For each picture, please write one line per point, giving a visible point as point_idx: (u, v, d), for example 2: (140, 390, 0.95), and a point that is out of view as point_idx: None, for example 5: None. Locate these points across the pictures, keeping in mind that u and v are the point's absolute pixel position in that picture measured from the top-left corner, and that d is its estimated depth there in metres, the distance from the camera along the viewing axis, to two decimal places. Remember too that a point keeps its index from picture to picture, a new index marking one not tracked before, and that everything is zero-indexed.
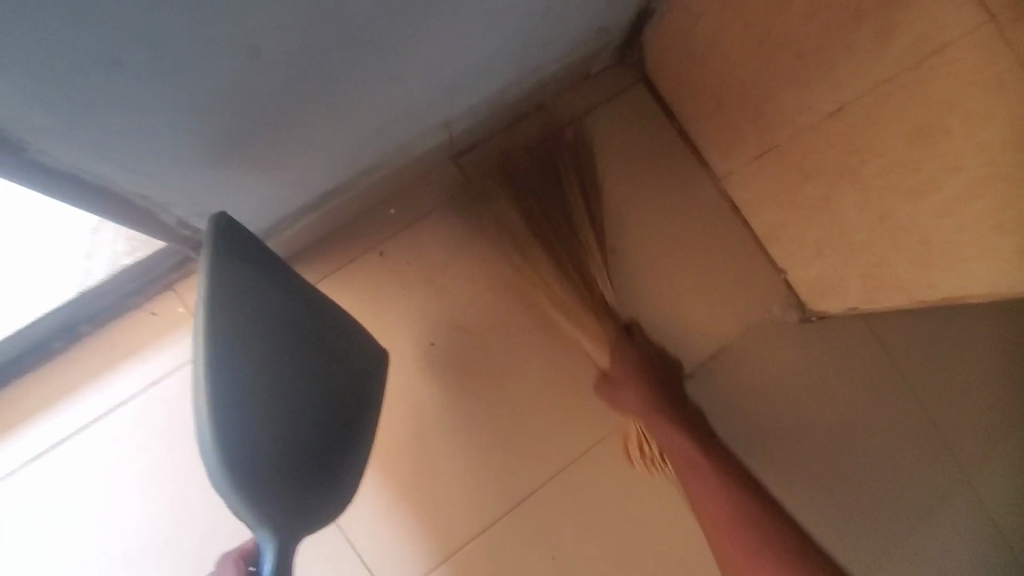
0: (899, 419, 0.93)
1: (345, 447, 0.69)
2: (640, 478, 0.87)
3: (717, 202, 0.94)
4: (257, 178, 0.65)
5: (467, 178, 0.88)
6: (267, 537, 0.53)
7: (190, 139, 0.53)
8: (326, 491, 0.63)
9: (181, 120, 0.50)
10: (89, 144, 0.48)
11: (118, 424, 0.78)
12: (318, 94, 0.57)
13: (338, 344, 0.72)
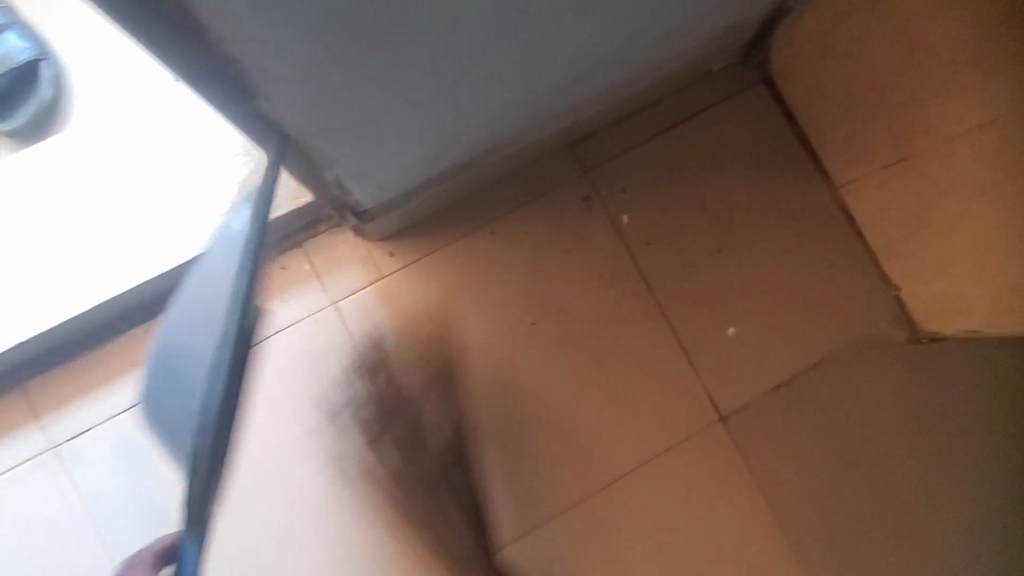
0: (943, 449, 0.88)
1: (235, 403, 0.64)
2: (725, 478, 0.87)
3: (833, 210, 0.92)
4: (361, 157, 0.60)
5: (581, 167, 0.89)
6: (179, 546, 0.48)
7: (378, 106, 0.55)
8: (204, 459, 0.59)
9: (346, 108, 0.53)
10: (299, 101, 0.49)
11: (243, 366, 0.85)
12: (491, 68, 0.59)
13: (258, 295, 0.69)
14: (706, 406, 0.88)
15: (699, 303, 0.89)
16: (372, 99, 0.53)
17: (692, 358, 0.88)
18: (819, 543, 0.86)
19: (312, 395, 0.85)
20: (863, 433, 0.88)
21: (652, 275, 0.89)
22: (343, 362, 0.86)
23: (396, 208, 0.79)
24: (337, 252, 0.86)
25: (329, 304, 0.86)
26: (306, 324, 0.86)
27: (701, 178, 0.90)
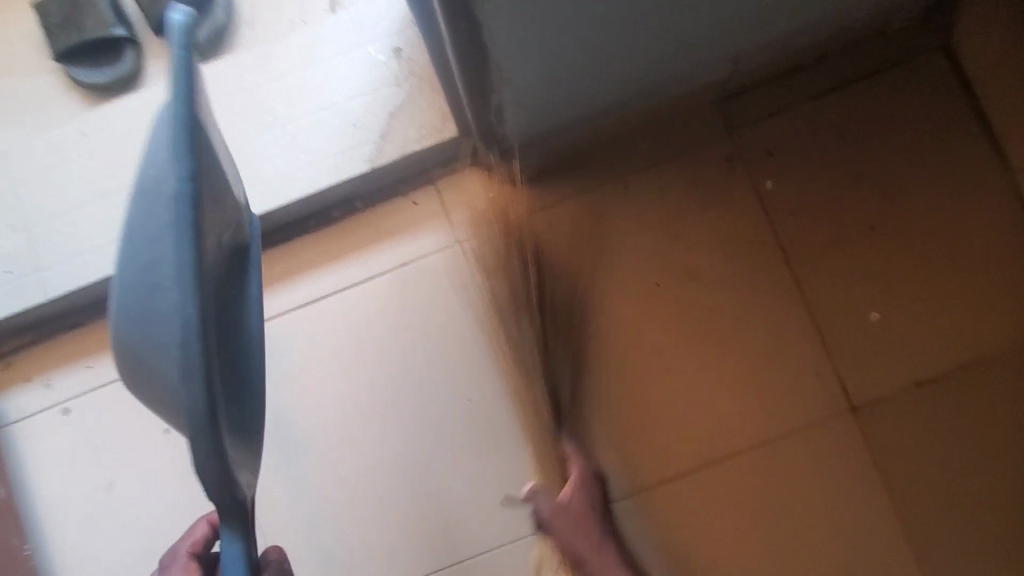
0: (994, 466, 0.80)
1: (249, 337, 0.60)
2: (851, 472, 0.81)
3: (1009, 196, 0.82)
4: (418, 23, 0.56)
5: (727, 125, 0.84)
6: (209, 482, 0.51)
7: (567, 25, 0.54)
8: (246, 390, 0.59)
9: (545, 13, 0.51)
10: (501, 3, 0.48)
11: (369, 294, 0.87)
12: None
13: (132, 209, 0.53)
14: (837, 393, 0.82)
15: (841, 283, 0.83)
16: (565, 16, 0.52)
17: (827, 340, 0.82)
18: (951, 558, 0.79)
19: (429, 330, 0.86)
20: (1016, 447, 0.80)
21: (791, 247, 0.83)
22: (465, 302, 0.86)
23: (538, 148, 0.77)
24: (468, 193, 0.87)
25: (454, 242, 0.86)
26: (432, 260, 0.86)
27: (859, 148, 0.83)
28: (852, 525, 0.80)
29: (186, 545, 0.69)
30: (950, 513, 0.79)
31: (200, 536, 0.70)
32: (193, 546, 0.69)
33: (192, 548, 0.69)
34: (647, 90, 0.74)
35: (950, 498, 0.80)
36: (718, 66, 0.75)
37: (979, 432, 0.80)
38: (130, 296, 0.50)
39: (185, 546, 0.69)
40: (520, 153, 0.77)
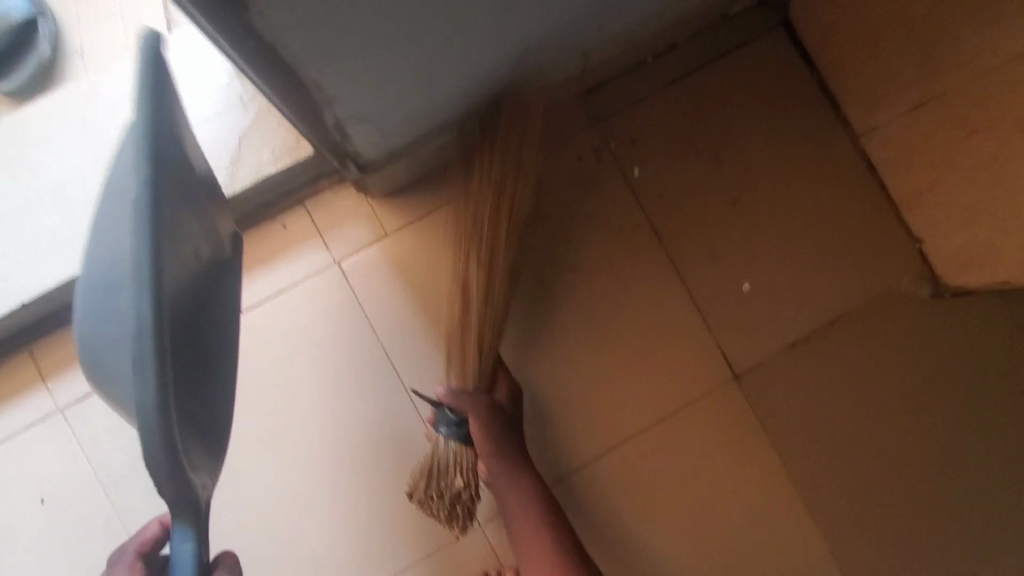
0: (866, 413, 0.86)
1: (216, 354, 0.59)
2: (741, 437, 0.85)
3: (853, 159, 0.88)
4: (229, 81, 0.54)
5: (590, 118, 0.86)
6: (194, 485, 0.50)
7: (382, 34, 0.52)
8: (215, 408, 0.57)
9: (344, 28, 0.49)
10: (290, 23, 0.46)
11: (249, 328, 0.83)
12: (494, 4, 0.56)
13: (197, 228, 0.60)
14: (719, 363, 0.85)
15: (713, 259, 0.86)
16: (376, 25, 0.50)
17: (705, 313, 0.86)
18: (835, 503, 0.84)
19: (316, 356, 0.83)
20: (883, 392, 0.86)
21: (663, 230, 0.86)
22: (350, 322, 0.84)
23: (400, 159, 0.76)
24: (339, 210, 0.84)
25: (331, 263, 0.84)
26: (311, 283, 0.84)
27: (715, 129, 0.87)
28: (749, 487, 0.84)
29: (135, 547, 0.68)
30: (832, 462, 0.85)
31: (147, 536, 0.68)
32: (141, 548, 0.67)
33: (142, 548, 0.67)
34: (500, 89, 0.74)
35: (832, 447, 0.85)
36: (566, 61, 0.76)
37: (850, 383, 0.86)
38: (106, 296, 0.50)
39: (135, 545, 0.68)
40: (381, 166, 0.75)
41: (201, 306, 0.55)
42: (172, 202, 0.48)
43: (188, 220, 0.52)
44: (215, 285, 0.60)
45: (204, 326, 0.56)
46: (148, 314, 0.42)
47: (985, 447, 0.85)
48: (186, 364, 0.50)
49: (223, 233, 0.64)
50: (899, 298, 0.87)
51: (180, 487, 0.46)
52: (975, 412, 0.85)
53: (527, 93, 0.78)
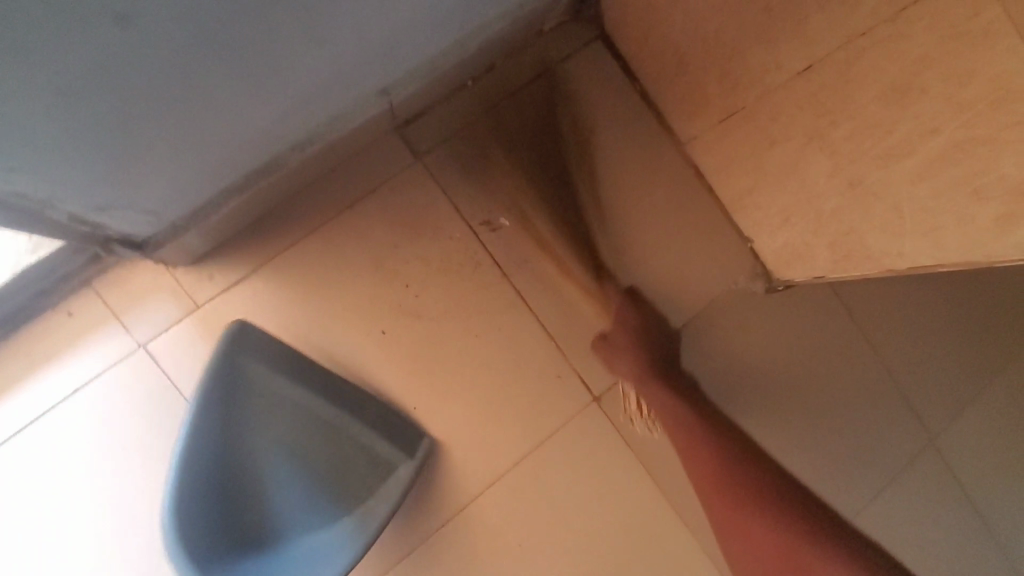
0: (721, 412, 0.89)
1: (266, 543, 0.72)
2: (609, 458, 0.85)
3: (682, 168, 0.88)
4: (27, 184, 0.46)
5: (412, 152, 0.82)
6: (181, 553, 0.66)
7: (73, 126, 0.42)
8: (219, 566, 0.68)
9: (32, 134, 0.41)
10: None
11: (41, 436, 0.71)
12: (245, 71, 0.49)
13: (361, 445, 0.76)
14: (578, 388, 0.85)
15: (560, 283, 0.85)
16: (80, 122, 0.42)
17: (559, 340, 0.84)
18: (704, 507, 0.86)
19: (128, 459, 0.73)
20: (734, 389, 0.89)
21: (505, 262, 0.83)
22: (167, 412, 0.73)
23: (186, 229, 0.67)
24: (137, 286, 0.74)
25: (132, 348, 0.73)
26: (110, 376, 0.73)
27: (544, 150, 0.85)
28: (622, 510, 0.84)
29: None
30: None
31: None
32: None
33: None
34: (291, 139, 0.66)
35: None
36: (369, 100, 0.70)
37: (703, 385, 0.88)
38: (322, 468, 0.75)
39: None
40: (165, 239, 0.66)
41: (281, 502, 0.74)
42: (245, 384, 0.74)
43: (245, 431, 0.73)
44: (300, 487, 0.75)
45: (338, 507, 0.75)
46: (212, 497, 0.71)
47: (827, 425, 0.91)
48: (315, 520, 0.74)
49: (381, 451, 0.76)
50: (739, 296, 0.90)
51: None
52: (816, 394, 0.91)
53: (331, 138, 0.71)
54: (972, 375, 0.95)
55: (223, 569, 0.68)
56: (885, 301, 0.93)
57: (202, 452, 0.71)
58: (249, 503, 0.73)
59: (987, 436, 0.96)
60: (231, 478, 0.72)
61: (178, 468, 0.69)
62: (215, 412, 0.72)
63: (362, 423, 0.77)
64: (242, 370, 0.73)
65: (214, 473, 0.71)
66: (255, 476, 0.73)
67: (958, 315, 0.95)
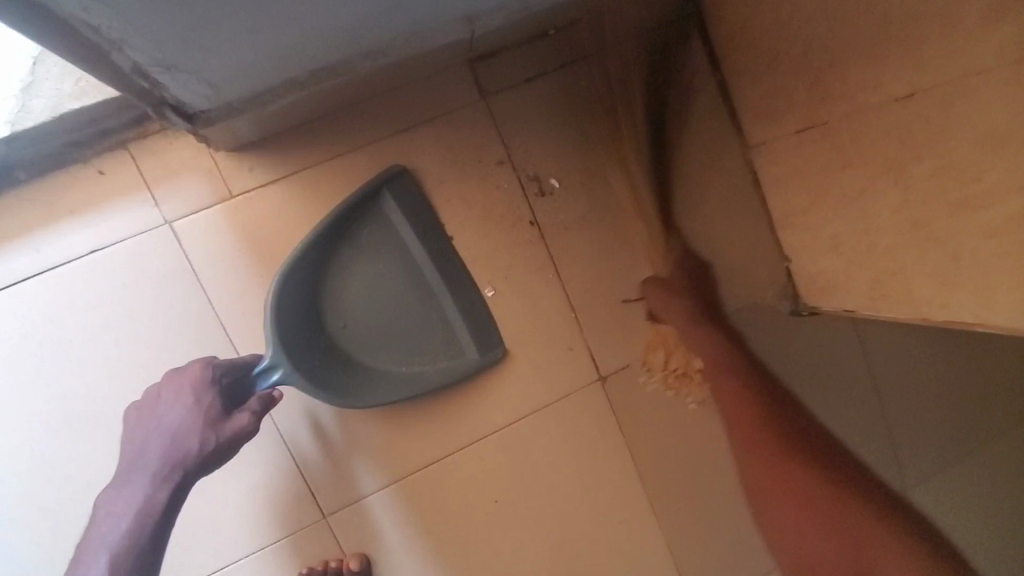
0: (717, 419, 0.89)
1: (345, 372, 0.75)
2: (601, 437, 0.85)
3: (740, 171, 0.87)
4: (98, 21, 0.43)
5: (479, 90, 0.79)
6: (273, 342, 0.69)
7: None
8: (306, 369, 0.71)
9: None
10: None
11: (50, 287, 0.70)
12: None
13: (448, 325, 0.79)
14: (587, 364, 0.84)
15: (594, 256, 0.83)
16: None
17: (580, 313, 0.84)
18: (678, 504, 0.88)
19: (134, 330, 0.71)
20: None
21: (545, 223, 0.82)
22: (182, 293, 0.72)
23: (241, 113, 0.64)
24: (175, 160, 0.71)
25: (159, 222, 0.71)
26: (133, 244, 0.71)
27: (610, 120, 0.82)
28: (600, 488, 0.85)
29: (159, 438, 0.62)
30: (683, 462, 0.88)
31: (195, 379, 0.64)
32: (169, 459, 0.61)
33: (179, 398, 0.63)
34: (366, 45, 0.62)
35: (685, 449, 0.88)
36: (452, 23, 0.67)
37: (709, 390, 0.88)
38: (412, 326, 0.78)
39: (138, 437, 0.63)
40: (217, 117, 0.63)
41: (359, 324, 0.77)
42: (374, 223, 0.77)
43: (362, 265, 0.77)
44: (386, 340, 0.78)
45: (403, 359, 0.78)
46: (310, 283, 0.75)
47: None
48: (390, 368, 0.78)
49: (463, 340, 0.80)
50: (763, 312, 0.89)
51: (254, 368, 0.69)
52: (813, 422, 0.92)
53: (405, 54, 0.68)
54: (964, 437, 0.96)
55: (308, 368, 0.72)
56: (902, 348, 0.93)
57: (320, 244, 0.74)
58: (333, 306, 0.76)
59: (962, 498, 0.98)
60: (332, 283, 0.76)
61: (297, 246, 0.73)
62: (342, 232, 0.75)
63: (460, 309, 0.79)
64: (382, 208, 0.76)
65: (321, 267, 0.75)
66: (348, 291, 0.77)
67: (966, 376, 0.95)
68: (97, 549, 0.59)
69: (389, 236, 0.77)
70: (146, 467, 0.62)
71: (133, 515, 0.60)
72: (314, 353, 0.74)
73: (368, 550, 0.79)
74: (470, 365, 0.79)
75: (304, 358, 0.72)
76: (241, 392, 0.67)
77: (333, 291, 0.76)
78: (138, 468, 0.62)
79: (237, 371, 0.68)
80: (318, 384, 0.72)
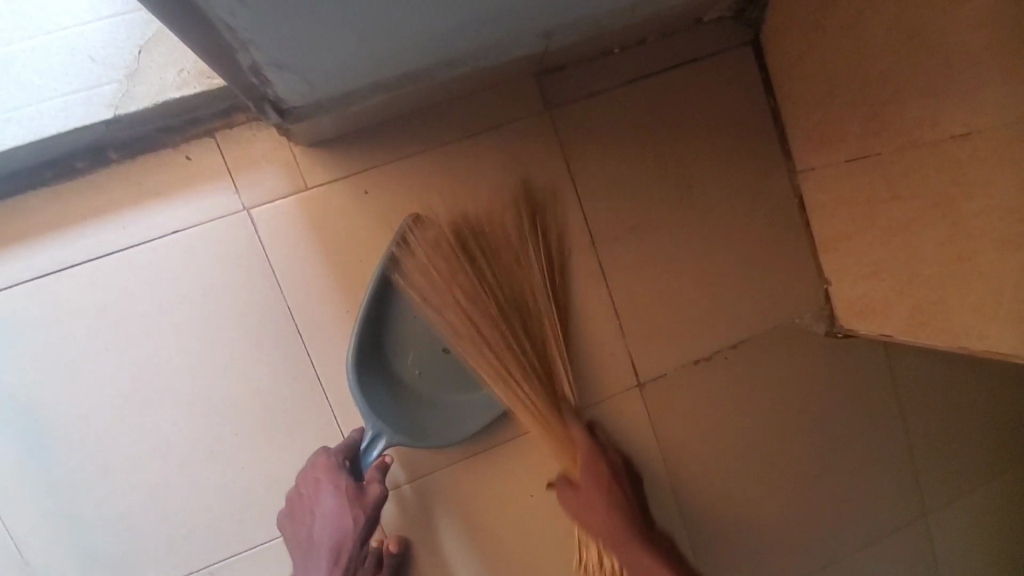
0: (748, 430, 0.92)
1: (436, 409, 0.80)
2: (634, 441, 0.88)
3: (787, 194, 0.90)
4: (235, 26, 0.47)
5: (545, 101, 0.83)
6: (366, 413, 0.74)
7: None
8: (403, 422, 0.77)
9: None
10: None
11: (132, 262, 0.74)
12: None
13: None
14: (627, 370, 0.87)
15: (642, 267, 0.87)
16: None
17: (624, 321, 0.87)
18: (705, 511, 0.91)
19: (208, 308, 0.75)
20: (768, 413, 0.92)
21: (598, 232, 0.85)
22: (255, 277, 0.76)
23: (328, 111, 0.68)
24: (257, 151, 0.75)
25: (237, 207, 0.75)
26: (213, 227, 0.75)
27: (666, 138, 0.86)
28: None
29: (321, 526, 0.71)
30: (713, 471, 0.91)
31: (327, 464, 0.72)
32: (336, 543, 0.70)
33: (319, 489, 0.71)
34: (450, 55, 0.66)
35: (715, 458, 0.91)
36: (530, 39, 0.70)
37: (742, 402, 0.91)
38: None
39: (302, 529, 0.72)
40: (308, 114, 0.67)
41: (431, 366, 0.80)
42: (414, 272, 0.77)
43: (418, 313, 0.78)
44: (467, 373, 0.81)
45: (481, 386, 0.81)
46: (377, 343, 0.78)
47: (838, 473, 0.95)
48: (475, 396, 0.81)
49: (526, 344, 0.81)
50: (799, 330, 0.92)
51: (364, 447, 0.75)
52: (839, 441, 0.95)
53: (482, 65, 0.71)
54: (984, 465, 0.99)
55: (404, 424, 0.76)
56: (929, 375, 0.95)
57: (374, 311, 0.76)
58: (403, 357, 0.79)
59: (978, 525, 1.00)
60: (395, 331, 0.78)
61: (358, 314, 0.76)
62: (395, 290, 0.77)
63: (517, 320, 0.80)
64: (415, 255, 0.77)
65: (384, 324, 0.78)
66: (413, 338, 0.79)
67: (989, 405, 0.98)
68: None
69: None
70: (317, 555, 0.71)
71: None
72: (404, 405, 0.78)
73: (407, 532, 0.83)
74: (540, 368, 0.81)
75: (395, 415, 0.76)
76: (361, 466, 0.75)
77: (397, 340, 0.78)
78: (311, 557, 0.71)
79: (353, 450, 0.75)
80: (418, 433, 0.77)
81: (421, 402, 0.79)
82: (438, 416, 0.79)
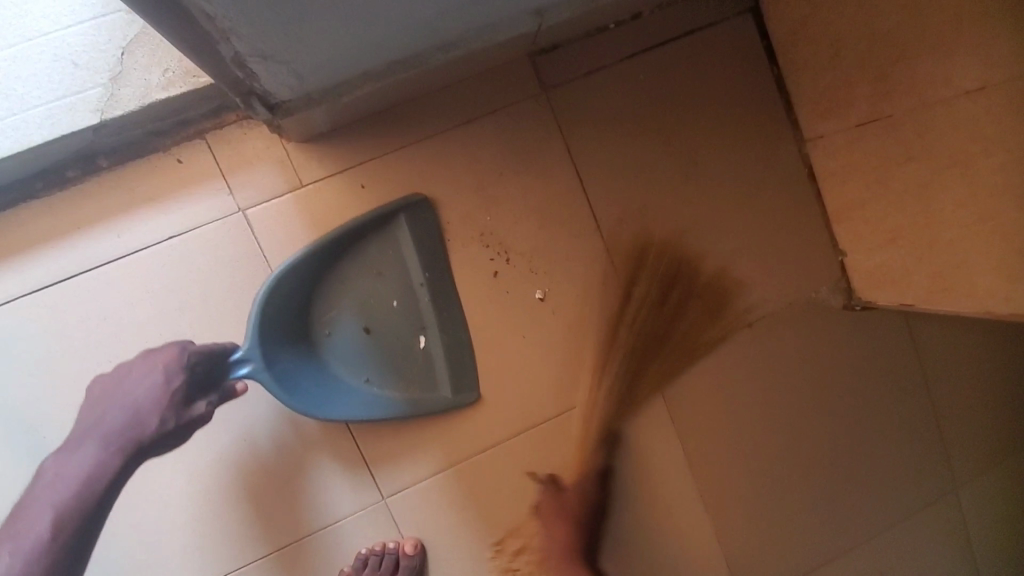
0: (768, 411, 0.89)
1: (311, 374, 0.75)
2: (652, 428, 0.86)
3: (796, 165, 0.87)
4: (211, 15, 0.45)
5: (541, 83, 0.80)
6: (253, 331, 0.70)
7: None
8: (277, 366, 0.71)
9: None
10: None
11: (128, 271, 0.72)
12: None
13: (420, 350, 0.79)
14: (640, 356, 0.85)
15: (650, 249, 0.84)
16: None
17: (635, 304, 0.84)
18: (728, 496, 0.88)
19: (208, 314, 0.74)
20: (787, 393, 0.90)
21: (603, 215, 0.83)
22: (254, 279, 0.74)
23: (318, 105, 0.66)
24: (249, 150, 0.73)
25: (233, 209, 0.73)
26: (209, 231, 0.73)
27: (668, 114, 0.83)
28: (650, 478, 0.86)
29: (121, 412, 0.65)
30: (734, 454, 0.88)
31: (169, 360, 0.66)
32: (126, 432, 0.64)
33: (149, 377, 0.66)
34: (439, 38, 0.64)
35: (736, 441, 0.88)
36: (520, 18, 0.68)
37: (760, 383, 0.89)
38: (388, 348, 0.78)
39: (103, 407, 0.66)
40: (297, 108, 0.65)
41: (343, 339, 0.77)
42: (374, 240, 0.77)
43: (358, 277, 0.77)
44: (358, 357, 0.78)
45: (375, 378, 0.78)
46: (306, 291, 0.75)
47: (863, 449, 0.92)
48: (356, 384, 0.77)
49: (436, 367, 0.79)
50: (816, 305, 0.90)
51: (231, 355, 0.70)
52: (862, 417, 0.92)
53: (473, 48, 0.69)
54: (1013, 435, 0.96)
55: (280, 364, 0.72)
56: (952, 344, 0.92)
57: (322, 252, 0.74)
58: (323, 309, 0.77)
59: (1009, 497, 0.97)
60: (330, 287, 0.76)
61: (302, 250, 0.73)
62: (349, 243, 0.76)
63: (439, 336, 0.79)
64: (387, 227, 0.77)
65: (321, 275, 0.76)
66: (344, 298, 0.77)
67: (1015, 372, 0.95)
68: (41, 508, 0.62)
69: (388, 258, 0.77)
70: (103, 432, 0.64)
71: (78, 481, 0.63)
72: (294, 354, 0.74)
73: (423, 535, 0.81)
74: (437, 400, 0.79)
75: (280, 355, 0.72)
76: (214, 379, 0.69)
77: (329, 299, 0.77)
78: (87, 437, 0.65)
79: (212, 359, 0.69)
80: (284, 388, 0.71)
81: (305, 359, 0.75)
82: (309, 381, 0.74)
